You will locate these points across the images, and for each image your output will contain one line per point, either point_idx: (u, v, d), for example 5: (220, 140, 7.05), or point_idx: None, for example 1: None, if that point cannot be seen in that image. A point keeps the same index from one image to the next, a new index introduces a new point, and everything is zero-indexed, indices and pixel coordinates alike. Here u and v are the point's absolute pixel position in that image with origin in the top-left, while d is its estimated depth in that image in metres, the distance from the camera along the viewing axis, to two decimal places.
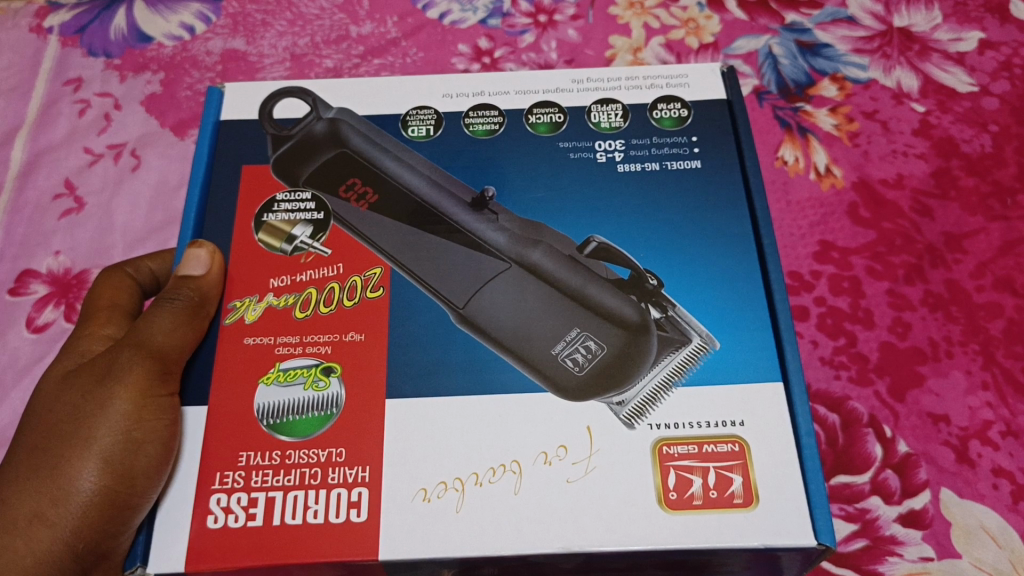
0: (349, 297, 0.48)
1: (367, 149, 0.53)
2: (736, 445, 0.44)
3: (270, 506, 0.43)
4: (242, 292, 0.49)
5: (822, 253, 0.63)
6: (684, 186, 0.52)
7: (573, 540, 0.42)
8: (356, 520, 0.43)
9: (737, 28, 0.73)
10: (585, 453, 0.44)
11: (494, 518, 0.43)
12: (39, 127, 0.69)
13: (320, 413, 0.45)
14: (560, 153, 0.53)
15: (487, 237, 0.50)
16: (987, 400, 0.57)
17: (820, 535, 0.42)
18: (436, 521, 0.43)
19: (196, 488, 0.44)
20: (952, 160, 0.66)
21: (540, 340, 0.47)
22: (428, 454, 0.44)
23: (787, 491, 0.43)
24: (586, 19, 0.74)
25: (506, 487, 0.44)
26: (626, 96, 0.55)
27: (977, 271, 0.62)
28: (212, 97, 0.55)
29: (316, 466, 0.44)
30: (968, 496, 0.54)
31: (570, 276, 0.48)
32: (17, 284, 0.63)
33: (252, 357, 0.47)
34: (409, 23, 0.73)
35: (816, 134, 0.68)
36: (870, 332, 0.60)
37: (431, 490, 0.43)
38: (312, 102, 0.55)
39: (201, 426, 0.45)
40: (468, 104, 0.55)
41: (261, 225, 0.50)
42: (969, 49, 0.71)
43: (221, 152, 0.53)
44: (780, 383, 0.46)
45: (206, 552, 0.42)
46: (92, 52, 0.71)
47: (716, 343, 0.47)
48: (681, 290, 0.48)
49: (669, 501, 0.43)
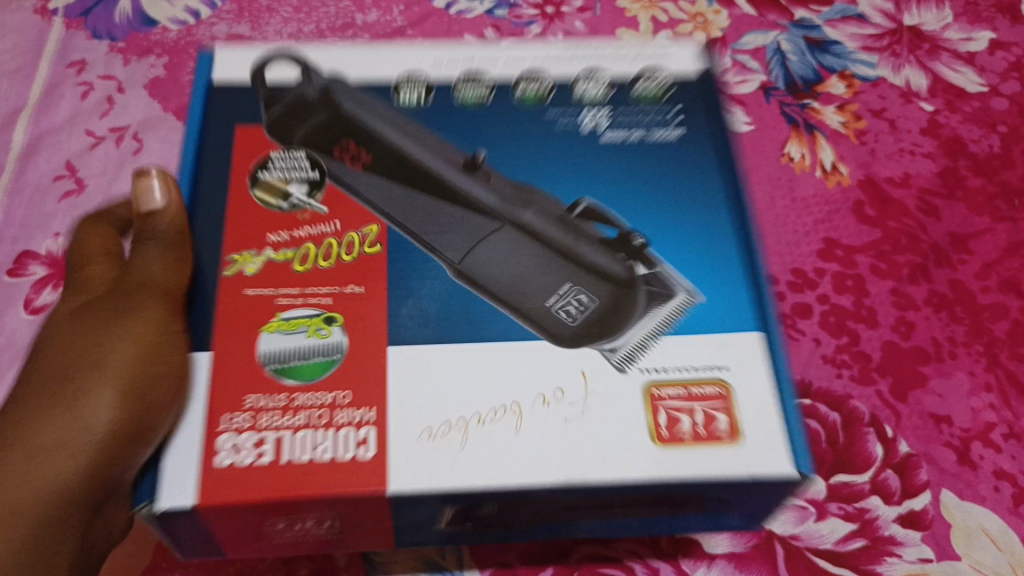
0: (348, 251, 0.48)
1: (354, 110, 0.52)
2: (722, 388, 0.45)
3: (279, 444, 0.42)
4: (241, 245, 0.48)
5: (826, 251, 0.62)
6: (665, 161, 0.52)
7: (573, 472, 0.42)
8: (364, 457, 0.42)
9: (746, 24, 0.72)
10: (580, 392, 0.44)
11: (494, 454, 0.43)
12: (40, 110, 0.68)
13: (323, 359, 0.45)
14: (548, 124, 0.53)
15: (478, 196, 0.49)
16: (989, 401, 0.57)
17: (801, 460, 0.43)
18: (437, 458, 0.42)
19: (202, 429, 0.43)
20: (959, 160, 0.66)
21: (537, 296, 0.46)
22: (426, 399, 0.44)
23: (771, 424, 0.44)
24: (594, 11, 0.73)
25: (505, 429, 0.43)
26: (612, 66, 0.55)
27: (983, 272, 0.61)
28: (202, 61, 0.54)
29: (322, 408, 0.43)
30: (968, 498, 0.54)
31: (561, 236, 0.48)
32: (15, 265, 0.62)
33: (254, 306, 0.46)
34: (415, 12, 0.73)
35: (823, 131, 0.67)
36: (873, 331, 0.59)
37: (436, 429, 0.43)
38: (300, 64, 0.53)
39: (207, 375, 0.44)
40: (459, 70, 0.54)
41: (257, 182, 0.50)
42: (980, 49, 0.70)
43: (217, 128, 0.52)
44: (761, 334, 0.46)
45: (221, 487, 0.41)
46: (97, 35, 0.71)
47: (700, 296, 0.47)
48: (668, 250, 0.48)
49: (662, 437, 0.43)
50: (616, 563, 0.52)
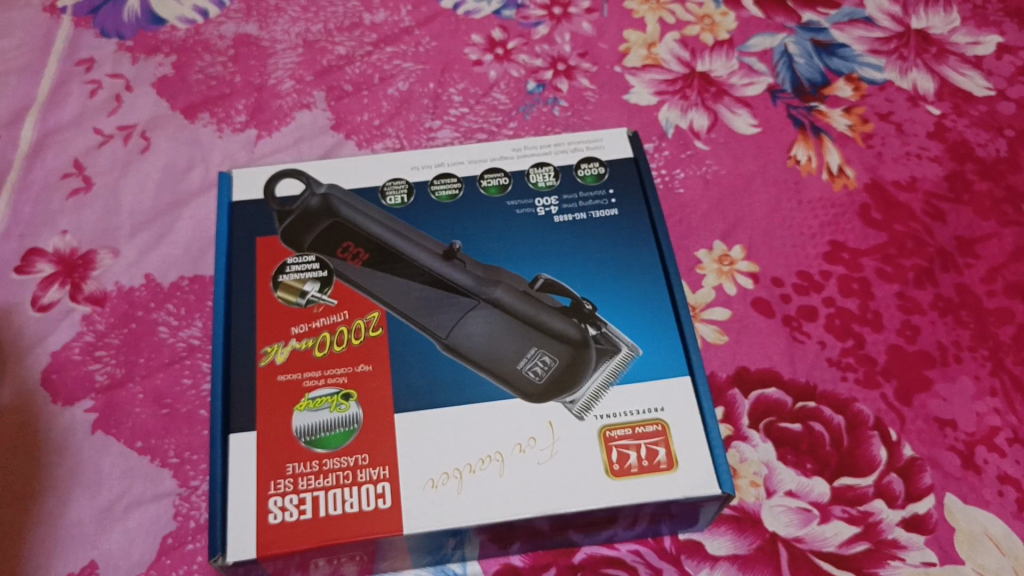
0: (356, 336, 0.52)
1: (353, 218, 0.55)
2: (659, 426, 0.50)
3: (317, 503, 0.47)
4: (269, 339, 0.52)
5: (832, 254, 0.62)
6: (606, 232, 0.56)
7: (547, 504, 0.48)
8: (382, 507, 0.47)
9: (753, 26, 0.72)
10: (549, 440, 0.49)
11: (487, 499, 0.48)
12: (48, 108, 0.68)
13: (343, 429, 0.49)
14: (508, 212, 0.57)
15: (456, 279, 0.53)
16: (994, 406, 0.57)
17: (723, 484, 0.48)
18: (443, 506, 0.47)
19: (255, 493, 0.48)
20: (966, 164, 0.66)
21: (507, 355, 0.51)
22: (430, 449, 0.49)
23: (700, 458, 0.49)
24: (601, 12, 0.73)
25: (491, 474, 0.48)
26: (558, 159, 0.59)
27: (988, 276, 0.61)
28: (222, 183, 0.57)
29: (346, 470, 0.48)
30: (973, 502, 0.54)
31: (525, 305, 0.52)
32: (23, 262, 0.61)
33: (283, 393, 0.50)
34: (423, 12, 0.73)
35: (829, 134, 0.67)
36: (878, 334, 0.59)
37: (437, 479, 0.48)
38: (306, 181, 0.57)
39: (251, 449, 0.49)
40: (432, 174, 0.58)
41: (278, 284, 0.54)
42: (986, 53, 0.70)
43: (240, 229, 0.55)
44: (688, 379, 0.51)
45: (274, 541, 0.46)
46: (105, 34, 0.71)
47: (640, 350, 0.52)
48: (615, 313, 0.53)
49: (614, 470, 0.48)
50: (618, 562, 0.51)
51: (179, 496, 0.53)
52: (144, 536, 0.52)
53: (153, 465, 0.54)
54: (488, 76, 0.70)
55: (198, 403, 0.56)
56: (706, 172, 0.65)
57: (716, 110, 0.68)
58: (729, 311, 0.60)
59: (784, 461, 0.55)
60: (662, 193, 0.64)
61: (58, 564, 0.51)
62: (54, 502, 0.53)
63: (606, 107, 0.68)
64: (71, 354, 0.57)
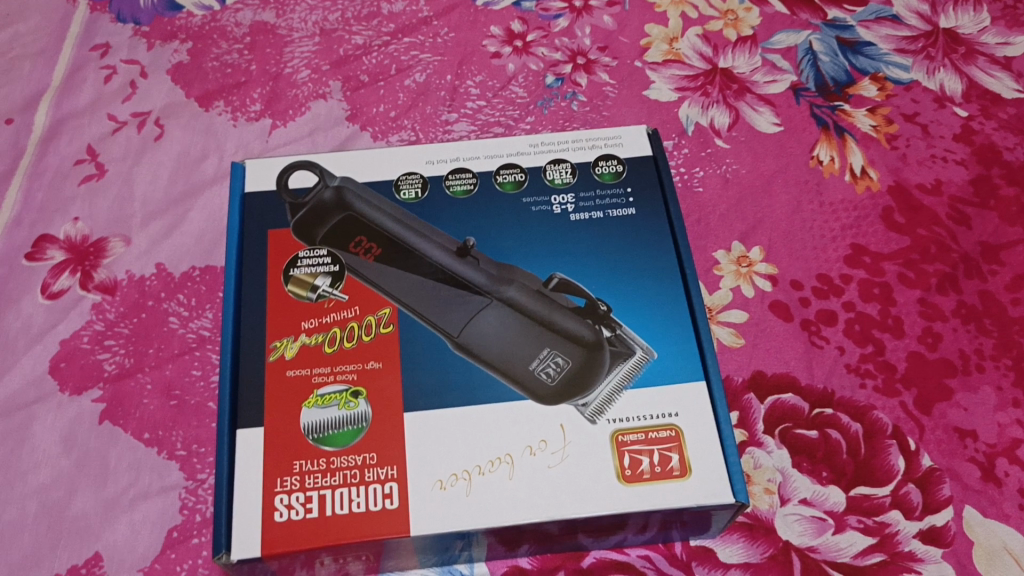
0: (367, 333, 0.51)
1: (366, 212, 0.55)
2: (672, 432, 0.49)
3: (323, 501, 0.47)
4: (278, 334, 0.51)
5: (853, 257, 0.61)
6: (622, 232, 0.55)
7: (557, 509, 0.47)
8: (389, 508, 0.47)
9: (777, 22, 0.71)
10: (560, 443, 0.49)
11: (496, 502, 0.47)
12: (63, 93, 0.68)
13: (351, 427, 0.49)
14: (523, 209, 0.56)
15: (469, 277, 0.53)
16: (1016, 417, 0.55)
17: (737, 493, 0.47)
18: (451, 508, 0.47)
19: (261, 490, 0.47)
20: (993, 168, 0.64)
21: (518, 354, 0.50)
22: (438, 449, 0.48)
23: (714, 465, 0.48)
24: (622, 5, 0.72)
25: (501, 477, 0.48)
26: (575, 155, 0.58)
27: (1014, 284, 0.60)
28: (236, 174, 0.57)
29: (354, 469, 0.48)
30: (992, 516, 0.53)
31: (539, 304, 0.52)
32: (34, 249, 0.61)
33: (291, 389, 0.50)
34: (442, 3, 0.72)
35: (853, 134, 0.66)
36: (899, 341, 0.58)
37: (446, 480, 0.47)
38: (319, 173, 0.56)
39: (258, 446, 0.48)
40: (447, 169, 0.57)
41: (289, 277, 0.53)
42: (1016, 54, 0.69)
43: (253, 220, 0.55)
44: (703, 384, 0.50)
45: (279, 540, 0.46)
46: (121, 18, 0.71)
47: (654, 353, 0.51)
48: (630, 315, 0.52)
49: (626, 476, 0.48)
50: (628, 568, 0.51)
51: (186, 489, 0.53)
52: (150, 529, 0.51)
53: (160, 457, 0.53)
54: (506, 68, 0.69)
55: (207, 395, 0.55)
56: (726, 171, 0.64)
57: (738, 108, 0.67)
58: (746, 313, 0.59)
59: (799, 469, 0.54)
60: (680, 192, 0.63)
61: (62, 555, 0.50)
62: (61, 492, 0.52)
63: (625, 102, 0.67)
64: (80, 342, 0.57)
